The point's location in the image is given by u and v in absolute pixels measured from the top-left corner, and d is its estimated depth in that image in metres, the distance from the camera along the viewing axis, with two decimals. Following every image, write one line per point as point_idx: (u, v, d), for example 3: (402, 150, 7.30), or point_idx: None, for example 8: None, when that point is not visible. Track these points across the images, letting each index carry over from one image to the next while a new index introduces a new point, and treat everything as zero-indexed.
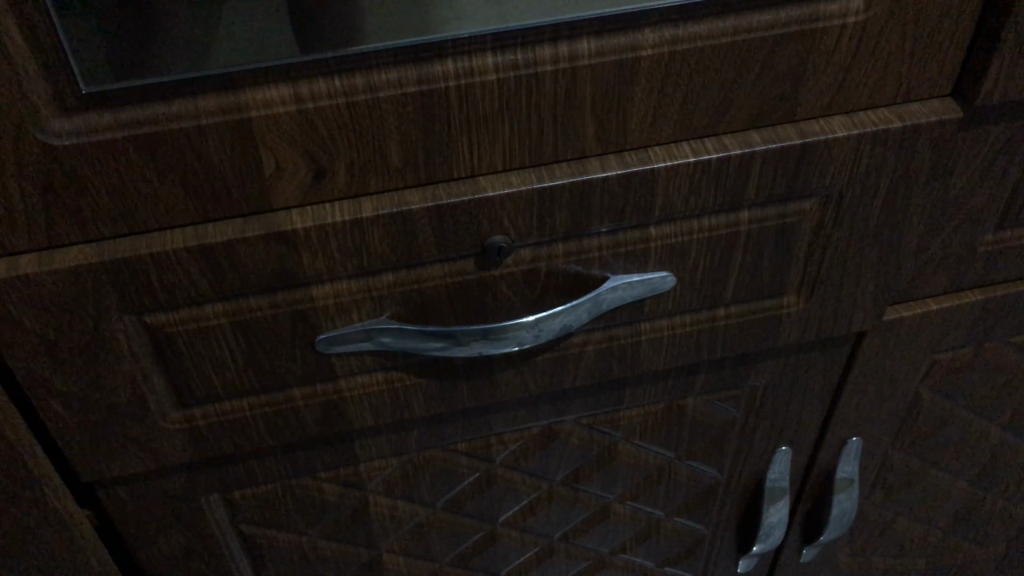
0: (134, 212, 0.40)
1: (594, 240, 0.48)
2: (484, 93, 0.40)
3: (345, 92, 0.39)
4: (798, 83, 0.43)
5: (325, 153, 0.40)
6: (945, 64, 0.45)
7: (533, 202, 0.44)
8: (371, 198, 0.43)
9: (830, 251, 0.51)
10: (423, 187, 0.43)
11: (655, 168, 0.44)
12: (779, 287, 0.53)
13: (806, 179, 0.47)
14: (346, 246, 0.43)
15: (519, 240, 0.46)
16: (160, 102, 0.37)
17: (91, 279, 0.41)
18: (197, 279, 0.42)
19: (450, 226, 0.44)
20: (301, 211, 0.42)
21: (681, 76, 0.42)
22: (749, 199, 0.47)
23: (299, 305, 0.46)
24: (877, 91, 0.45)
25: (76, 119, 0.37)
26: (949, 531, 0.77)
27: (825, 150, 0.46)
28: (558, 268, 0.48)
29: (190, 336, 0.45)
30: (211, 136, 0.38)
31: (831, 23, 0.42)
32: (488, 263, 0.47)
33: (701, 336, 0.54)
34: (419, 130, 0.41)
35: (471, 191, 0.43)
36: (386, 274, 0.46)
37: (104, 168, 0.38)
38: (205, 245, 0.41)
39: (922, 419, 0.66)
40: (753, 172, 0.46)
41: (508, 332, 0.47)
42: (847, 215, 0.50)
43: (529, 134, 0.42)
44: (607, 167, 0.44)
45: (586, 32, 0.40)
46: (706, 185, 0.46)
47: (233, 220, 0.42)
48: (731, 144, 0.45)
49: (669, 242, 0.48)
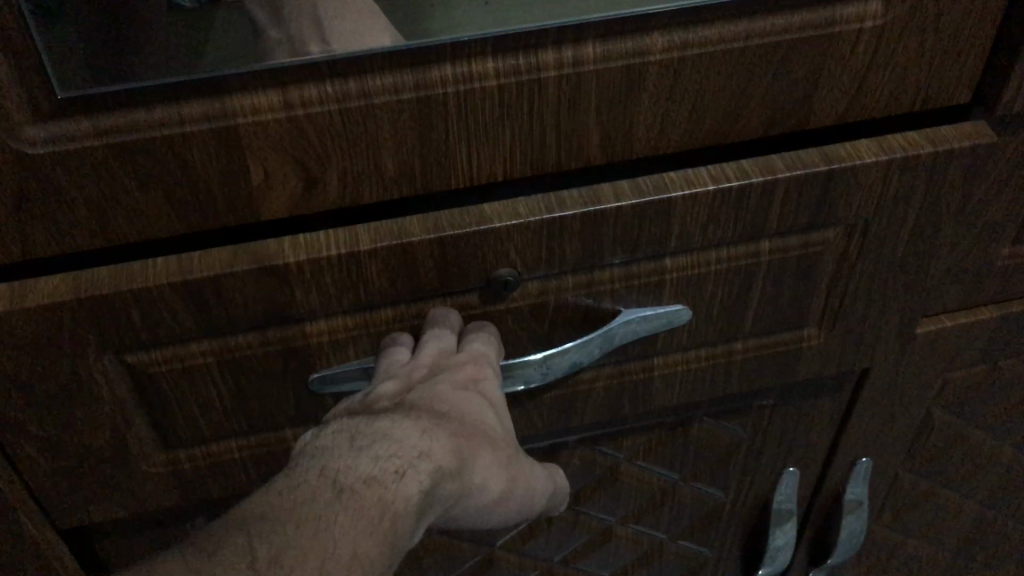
0: (114, 226, 0.38)
1: (606, 273, 0.46)
2: (484, 100, 0.38)
3: (337, 98, 0.36)
4: (811, 91, 0.42)
5: (317, 163, 0.38)
6: (965, 73, 0.43)
7: (540, 233, 0.42)
8: (371, 228, 0.41)
9: (853, 279, 0.50)
10: (425, 219, 0.41)
11: (670, 198, 0.43)
12: (797, 316, 0.51)
13: (828, 208, 0.45)
14: (343, 280, 0.41)
15: (528, 273, 0.44)
16: (142, 108, 0.35)
17: (67, 316, 0.39)
18: (181, 315, 0.40)
19: (452, 257, 0.42)
20: (294, 244, 0.40)
21: (690, 83, 0.40)
22: (768, 227, 0.45)
23: (291, 342, 0.44)
24: (895, 100, 0.43)
25: (52, 126, 0.34)
26: (960, 554, 0.75)
27: (844, 179, 0.44)
28: (568, 302, 0.46)
29: (172, 376, 0.43)
30: (194, 144, 0.36)
31: (847, 27, 0.40)
32: (494, 296, 0.45)
33: (718, 366, 0.52)
34: (415, 140, 0.39)
35: (474, 223, 0.41)
36: (383, 310, 0.44)
37: (81, 179, 0.36)
38: (188, 279, 0.39)
39: (933, 439, 0.64)
40: (773, 202, 0.44)
41: (515, 370, 0.46)
42: (870, 242, 0.48)
43: (533, 143, 0.40)
44: (620, 197, 0.42)
45: (591, 37, 0.38)
46: (722, 214, 0.44)
47: (222, 250, 0.40)
48: (750, 171, 0.43)
49: (685, 273, 0.46)
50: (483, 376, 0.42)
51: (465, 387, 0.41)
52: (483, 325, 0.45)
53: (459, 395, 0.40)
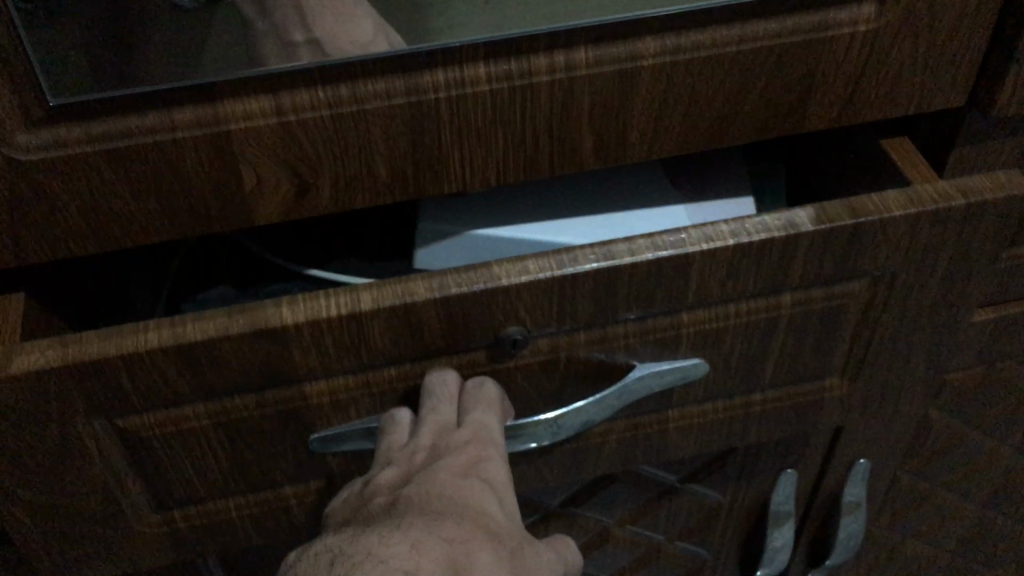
0: (107, 230, 0.38)
1: (620, 328, 0.42)
2: (476, 105, 0.38)
3: (329, 104, 0.36)
4: (804, 94, 0.42)
5: (310, 170, 0.38)
6: (958, 75, 0.43)
7: (551, 292, 0.39)
8: (373, 288, 0.37)
9: (877, 331, 0.47)
10: (429, 277, 0.38)
11: (688, 253, 0.39)
12: (819, 365, 0.49)
13: (858, 254, 0.42)
14: (342, 344, 0.38)
15: (537, 329, 0.41)
16: (133, 115, 0.35)
17: (49, 383, 0.36)
18: (174, 380, 0.37)
19: (458, 316, 0.39)
20: (292, 303, 0.37)
21: (682, 87, 0.40)
22: (792, 279, 0.42)
23: (290, 403, 0.41)
24: (887, 102, 0.43)
25: (44, 132, 0.34)
26: (958, 553, 0.75)
27: (875, 231, 0.41)
28: (580, 356, 0.43)
29: (166, 438, 0.40)
30: (186, 150, 0.36)
31: (839, 31, 0.40)
32: (501, 353, 0.42)
33: (737, 415, 0.51)
34: (408, 145, 0.39)
35: (481, 280, 0.38)
36: (386, 368, 0.41)
37: (73, 183, 0.36)
38: (182, 343, 0.36)
39: (932, 442, 0.63)
40: (798, 253, 0.41)
41: (522, 429, 0.43)
42: (898, 294, 0.45)
43: (525, 147, 0.40)
44: (636, 251, 0.39)
45: (582, 43, 0.37)
46: (744, 268, 0.40)
47: (215, 312, 0.37)
48: (775, 226, 0.39)
49: (703, 326, 0.44)
50: (487, 455, 0.39)
51: (469, 472, 0.37)
52: (483, 382, 0.42)
53: (461, 484, 0.36)
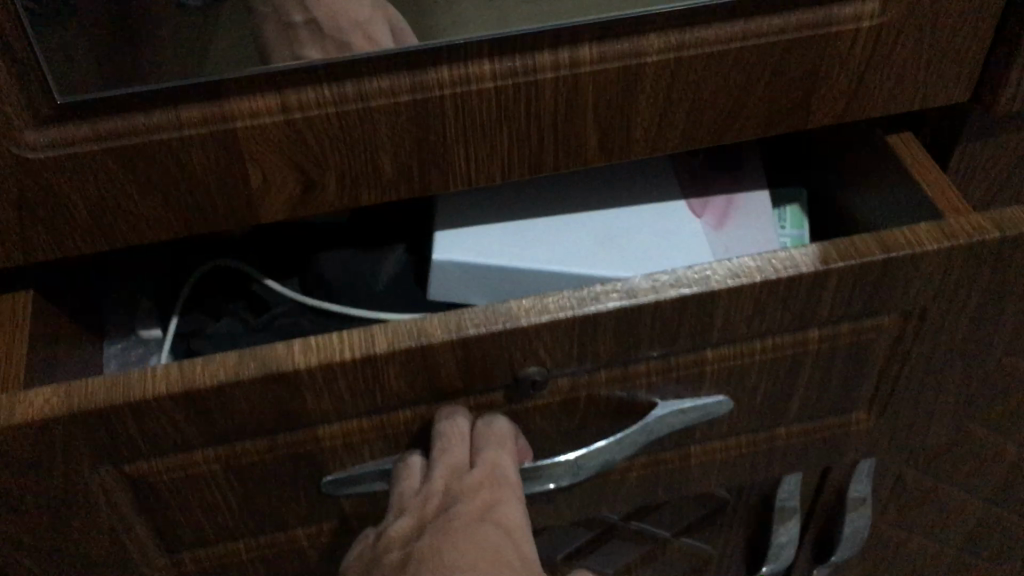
0: (114, 227, 0.38)
1: (642, 366, 0.42)
2: (480, 102, 0.38)
3: (335, 101, 0.37)
4: (809, 90, 0.42)
5: (316, 166, 0.39)
6: (964, 69, 0.43)
7: (573, 331, 0.38)
8: (387, 329, 0.37)
9: (904, 372, 0.47)
10: (444, 318, 0.37)
11: (714, 294, 0.38)
12: (848, 400, 0.49)
13: (884, 294, 0.41)
14: (357, 388, 0.38)
15: (558, 369, 0.40)
16: (140, 112, 0.35)
17: (57, 430, 0.35)
18: (183, 427, 0.37)
19: (476, 357, 0.38)
20: (305, 346, 0.36)
21: (686, 83, 0.40)
22: (819, 316, 0.42)
23: (303, 446, 0.41)
24: (892, 98, 0.43)
25: (52, 129, 0.35)
26: (964, 549, 0.75)
27: (908, 266, 0.40)
28: (601, 395, 0.43)
29: (175, 482, 0.40)
30: (193, 147, 0.36)
31: (844, 27, 0.40)
32: (519, 394, 0.41)
33: (760, 449, 0.51)
34: (413, 141, 0.39)
35: (501, 320, 0.37)
36: (402, 411, 0.41)
37: (80, 181, 0.36)
38: (190, 389, 0.35)
39: (943, 452, 0.63)
40: (827, 292, 0.40)
41: (543, 469, 0.42)
42: (929, 332, 0.45)
43: (529, 143, 0.40)
44: (660, 289, 0.38)
45: (587, 39, 0.38)
46: (771, 307, 0.40)
47: (227, 355, 0.36)
48: (805, 262, 0.39)
49: (726, 363, 0.43)
50: (501, 498, 0.38)
51: (482, 519, 0.37)
52: (495, 420, 0.41)
53: (474, 533, 0.36)
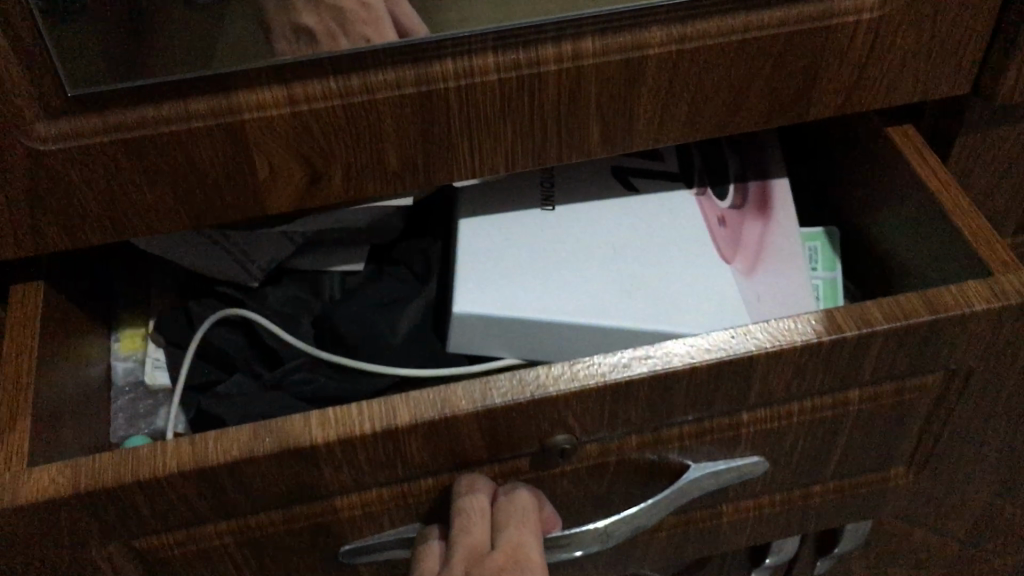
0: (124, 218, 0.39)
1: (675, 430, 0.42)
2: (483, 94, 0.39)
3: (340, 93, 0.37)
4: (809, 82, 0.42)
5: (322, 159, 0.39)
6: (963, 61, 0.43)
7: (604, 401, 0.38)
8: (408, 401, 0.37)
9: (947, 428, 0.48)
10: (469, 387, 0.37)
11: (751, 357, 0.38)
12: (890, 451, 0.49)
13: (931, 353, 0.41)
14: (379, 459, 0.38)
15: (587, 436, 0.40)
16: (149, 105, 0.36)
17: (65, 509, 0.36)
18: (195, 501, 0.37)
19: (503, 425, 0.38)
20: (323, 421, 0.36)
21: (688, 76, 0.40)
22: (862, 378, 0.42)
23: (318, 518, 0.41)
24: (892, 89, 0.44)
25: (63, 122, 0.35)
26: (967, 544, 0.75)
27: (960, 324, 0.40)
28: (631, 459, 0.43)
29: (185, 557, 0.41)
30: (201, 139, 0.37)
31: (844, 19, 0.40)
32: (545, 461, 0.42)
33: (794, 504, 0.52)
34: (417, 133, 0.39)
35: (529, 390, 0.37)
36: (423, 480, 0.41)
37: (89, 174, 0.37)
38: (204, 466, 0.36)
39: None
40: (869, 355, 0.40)
41: (574, 537, 0.42)
42: (975, 389, 0.45)
43: (532, 134, 0.41)
44: (694, 354, 0.38)
45: (589, 31, 0.38)
46: (811, 369, 0.40)
47: (242, 428, 0.36)
48: (847, 325, 0.39)
49: (762, 427, 0.44)
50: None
51: None
52: (516, 486, 0.41)
53: None
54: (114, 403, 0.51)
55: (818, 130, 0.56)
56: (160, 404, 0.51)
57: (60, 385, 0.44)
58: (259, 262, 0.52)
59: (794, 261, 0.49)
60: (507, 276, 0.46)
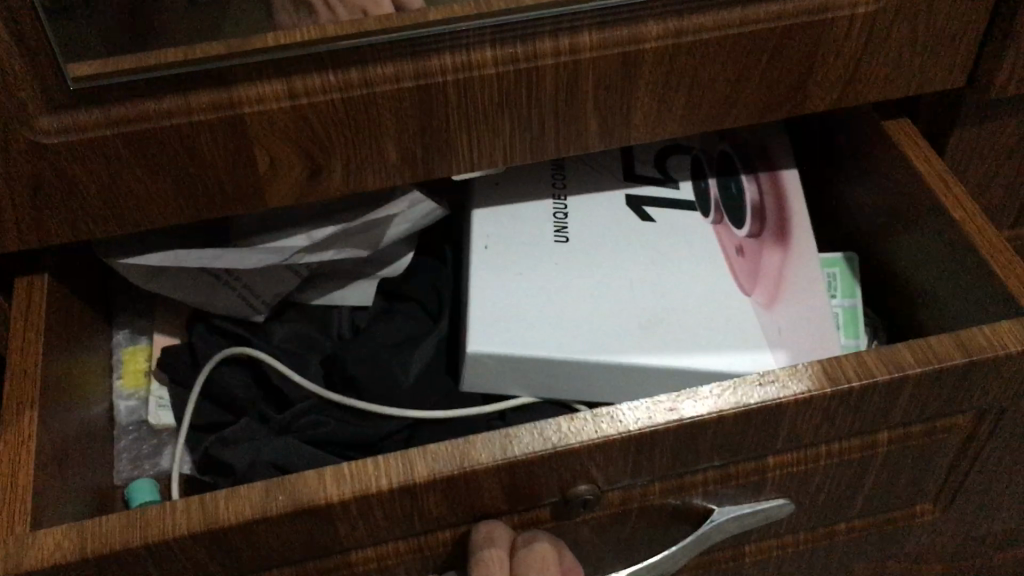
0: (126, 212, 0.39)
1: (700, 475, 0.43)
2: (482, 88, 0.39)
3: (339, 87, 0.37)
4: (805, 76, 0.43)
5: (322, 152, 0.39)
6: (957, 57, 0.44)
7: (629, 451, 0.39)
8: (427, 455, 0.37)
9: (978, 460, 0.48)
10: (490, 440, 0.38)
11: (780, 403, 0.39)
12: (918, 488, 0.49)
13: (963, 395, 0.42)
14: (396, 514, 0.38)
15: (608, 484, 0.41)
16: (150, 99, 0.36)
17: (72, 571, 0.36)
18: (205, 561, 0.38)
19: (522, 477, 0.39)
20: (338, 476, 0.37)
21: (685, 68, 0.41)
22: (892, 421, 0.43)
23: (334, 571, 0.41)
24: (887, 84, 0.44)
25: (65, 116, 0.36)
26: None
27: (992, 367, 0.41)
28: (654, 504, 0.44)
29: None
30: (202, 134, 0.37)
31: (840, 12, 0.40)
32: (566, 510, 0.42)
33: (820, 545, 0.52)
34: (416, 127, 0.40)
35: (552, 442, 0.38)
36: (441, 531, 0.41)
37: (92, 167, 0.37)
38: (215, 527, 0.36)
39: None
40: (902, 396, 0.41)
41: None
42: (1008, 424, 0.46)
43: (531, 127, 0.41)
44: (721, 403, 0.39)
45: (586, 24, 0.38)
46: (840, 416, 0.41)
47: (254, 485, 0.36)
48: (877, 369, 0.40)
49: (788, 470, 0.44)
50: None
51: None
52: (536, 534, 0.41)
53: None
54: (118, 444, 0.52)
55: (819, 128, 0.57)
56: (164, 444, 0.52)
57: (61, 429, 0.45)
58: (264, 296, 0.52)
59: (818, 291, 0.50)
60: (525, 317, 0.47)
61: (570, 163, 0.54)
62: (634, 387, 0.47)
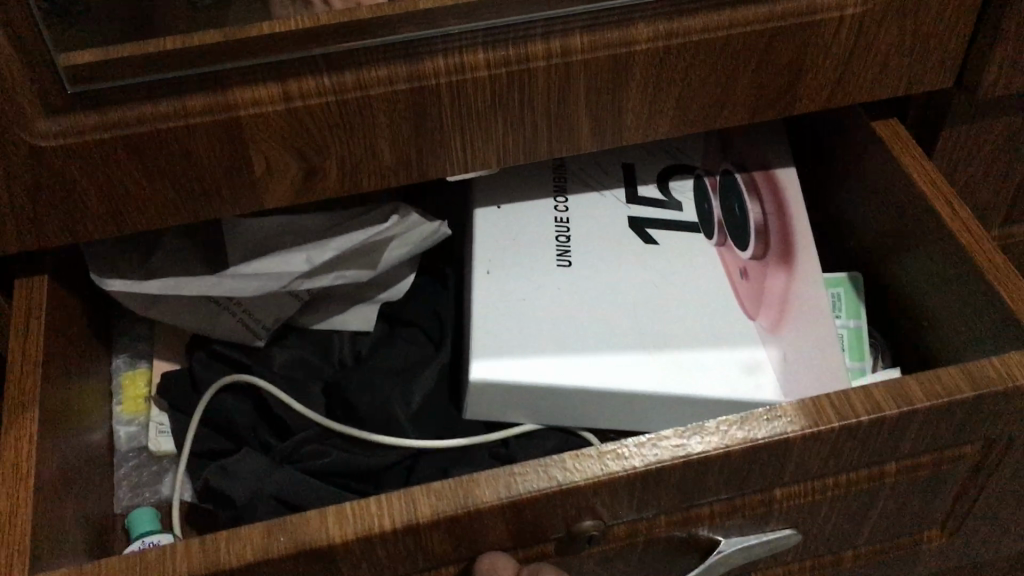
0: (124, 214, 0.40)
1: (706, 508, 0.42)
2: (474, 90, 0.40)
3: (334, 90, 0.38)
4: (795, 78, 0.43)
5: (318, 154, 0.40)
6: (948, 55, 0.44)
7: (635, 487, 0.38)
8: (431, 497, 0.36)
9: (989, 491, 0.46)
10: (493, 480, 0.37)
11: (787, 438, 0.38)
12: (926, 519, 0.48)
13: (971, 426, 0.41)
14: (397, 553, 0.37)
15: (614, 519, 0.40)
16: (147, 102, 0.36)
17: None
18: None
19: (527, 515, 0.37)
20: (340, 516, 0.35)
21: (676, 70, 0.41)
22: (900, 452, 0.41)
23: None
24: (876, 84, 0.45)
25: (63, 119, 0.36)
26: None
27: (1001, 400, 0.39)
28: (659, 538, 0.43)
29: None
30: (198, 135, 0.38)
31: (829, 14, 0.41)
32: (571, 546, 0.41)
33: (826, 572, 0.50)
34: (409, 128, 0.40)
35: (554, 482, 0.36)
36: (444, 568, 0.40)
37: (90, 169, 0.37)
38: (212, 570, 0.34)
39: None
40: (910, 429, 0.40)
41: None
42: (1016, 456, 0.44)
43: (524, 128, 0.42)
44: (727, 441, 0.38)
45: (577, 27, 0.39)
46: (849, 449, 0.40)
47: (255, 526, 0.35)
48: (886, 405, 0.38)
49: (794, 501, 0.43)
50: None
51: None
52: (541, 566, 0.40)
53: None
54: (118, 470, 0.52)
55: (817, 135, 0.56)
56: (164, 471, 0.52)
57: (59, 461, 0.44)
58: (265, 321, 0.52)
59: (823, 313, 0.50)
60: (525, 344, 0.46)
61: (567, 165, 0.55)
62: (634, 411, 0.47)
